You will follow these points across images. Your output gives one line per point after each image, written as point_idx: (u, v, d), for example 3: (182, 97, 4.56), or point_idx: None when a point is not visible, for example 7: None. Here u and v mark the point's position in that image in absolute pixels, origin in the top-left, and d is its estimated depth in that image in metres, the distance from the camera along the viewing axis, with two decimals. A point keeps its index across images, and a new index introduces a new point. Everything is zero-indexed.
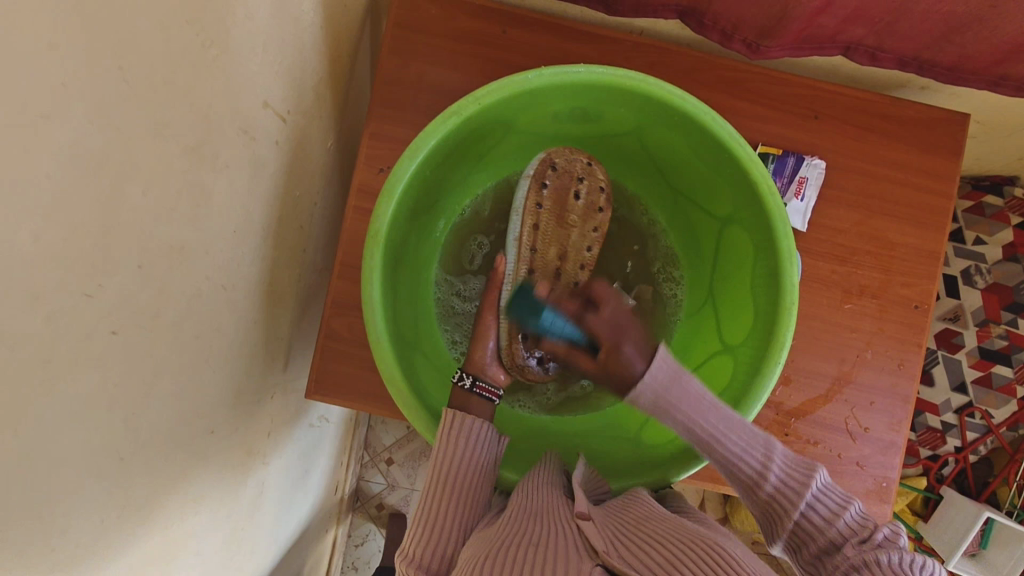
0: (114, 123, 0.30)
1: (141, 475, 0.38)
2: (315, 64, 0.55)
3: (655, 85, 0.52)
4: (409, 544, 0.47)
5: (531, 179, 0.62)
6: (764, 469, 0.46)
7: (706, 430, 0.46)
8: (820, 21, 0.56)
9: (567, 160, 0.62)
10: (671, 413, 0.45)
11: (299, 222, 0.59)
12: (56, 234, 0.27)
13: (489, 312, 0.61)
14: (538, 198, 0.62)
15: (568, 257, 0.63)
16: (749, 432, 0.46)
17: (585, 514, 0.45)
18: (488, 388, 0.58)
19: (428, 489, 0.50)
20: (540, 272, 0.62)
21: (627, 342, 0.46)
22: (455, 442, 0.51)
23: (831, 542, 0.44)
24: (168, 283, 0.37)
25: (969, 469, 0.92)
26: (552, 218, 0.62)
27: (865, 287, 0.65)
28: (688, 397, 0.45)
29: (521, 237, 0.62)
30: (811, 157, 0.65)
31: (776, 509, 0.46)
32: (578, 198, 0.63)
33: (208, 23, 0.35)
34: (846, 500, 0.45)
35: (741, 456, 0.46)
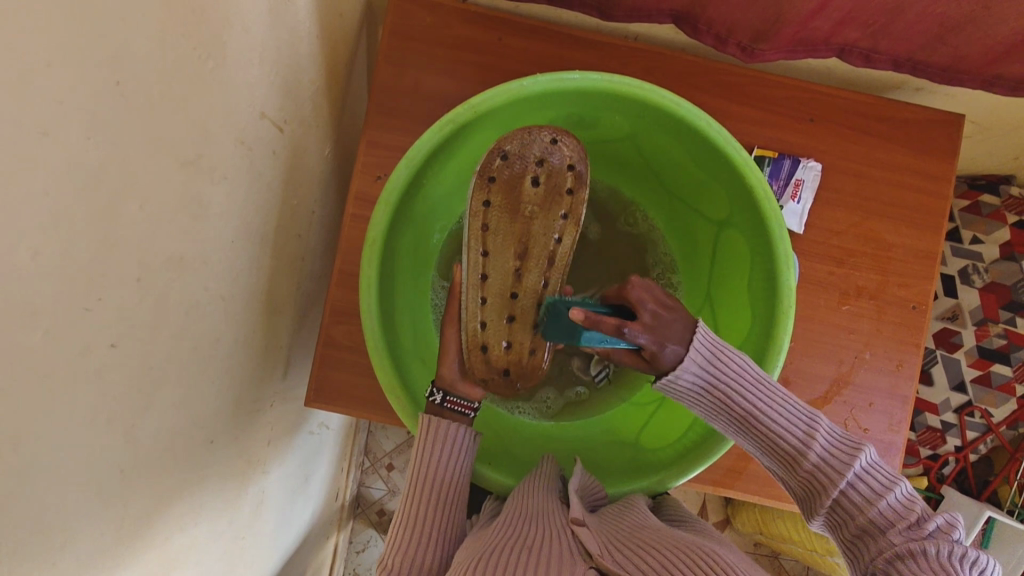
0: (113, 138, 0.30)
1: (143, 485, 0.38)
2: (311, 74, 0.55)
3: (649, 90, 0.52)
4: (388, 552, 0.49)
5: (476, 176, 0.54)
6: (807, 441, 0.47)
7: (741, 407, 0.49)
8: (813, 25, 0.56)
9: (520, 142, 0.53)
10: (718, 396, 0.49)
11: (296, 231, 0.59)
12: (53, 249, 0.27)
13: (448, 326, 0.56)
14: (483, 197, 0.53)
15: (531, 252, 0.54)
16: (794, 405, 0.48)
17: (580, 519, 0.45)
18: (461, 401, 0.56)
19: (407, 496, 0.51)
20: (495, 277, 0.54)
21: (671, 340, 0.47)
22: (428, 446, 0.51)
23: (868, 525, 0.45)
24: (166, 294, 0.37)
25: (970, 469, 0.93)
26: (503, 213, 0.53)
27: (862, 289, 0.65)
28: (734, 373, 0.48)
29: (469, 242, 0.54)
30: (807, 160, 0.65)
31: (815, 484, 0.47)
32: (534, 184, 0.53)
33: (204, 33, 0.36)
34: (893, 478, 0.45)
35: (785, 429, 0.48)
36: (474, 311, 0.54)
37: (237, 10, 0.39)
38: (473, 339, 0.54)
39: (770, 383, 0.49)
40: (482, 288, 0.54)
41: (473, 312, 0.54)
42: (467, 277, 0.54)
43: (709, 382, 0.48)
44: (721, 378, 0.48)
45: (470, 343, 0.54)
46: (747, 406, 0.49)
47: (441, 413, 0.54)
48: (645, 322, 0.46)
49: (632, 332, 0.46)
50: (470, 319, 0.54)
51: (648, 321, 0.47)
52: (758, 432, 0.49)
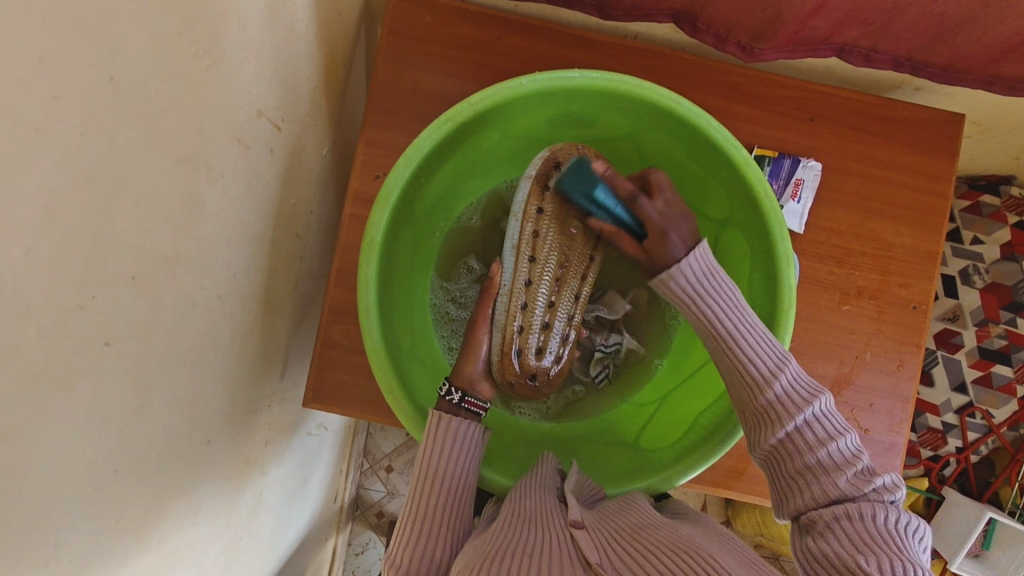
0: (107, 135, 0.30)
1: (138, 486, 0.38)
2: (309, 73, 0.55)
3: (649, 88, 0.52)
4: (395, 548, 0.46)
5: (531, 181, 0.58)
6: (773, 374, 0.48)
7: (722, 329, 0.50)
8: (813, 24, 0.56)
9: (573, 158, 0.59)
10: (694, 304, 0.52)
11: (295, 231, 0.58)
12: (46, 247, 0.27)
13: (482, 328, 0.59)
14: (539, 204, 0.58)
15: (568, 268, 0.62)
16: (769, 342, 0.49)
17: (579, 523, 0.44)
18: (477, 400, 0.56)
19: (414, 490, 0.50)
20: (537, 283, 0.60)
21: (674, 230, 0.56)
22: (438, 441, 0.51)
23: (812, 463, 0.45)
24: (163, 292, 0.37)
25: (971, 470, 0.92)
26: (553, 221, 0.59)
27: (863, 289, 0.65)
28: (717, 290, 0.52)
29: (521, 244, 0.58)
30: (807, 159, 0.65)
31: (768, 416, 0.47)
32: (580, 200, 0.60)
33: (201, 31, 0.35)
34: (846, 429, 0.46)
35: (754, 357, 0.48)
36: (514, 313, 0.59)
37: (235, 8, 0.39)
38: (510, 340, 0.59)
39: (742, 305, 0.51)
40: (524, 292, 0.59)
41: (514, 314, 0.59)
42: (515, 278, 0.59)
43: (698, 294, 0.52)
44: (705, 292, 0.52)
45: (507, 343, 0.59)
46: (722, 330, 0.50)
47: (456, 413, 0.54)
48: (621, 283, 0.50)
49: (644, 204, 0.58)
50: (511, 318, 0.59)
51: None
52: (729, 353, 0.49)
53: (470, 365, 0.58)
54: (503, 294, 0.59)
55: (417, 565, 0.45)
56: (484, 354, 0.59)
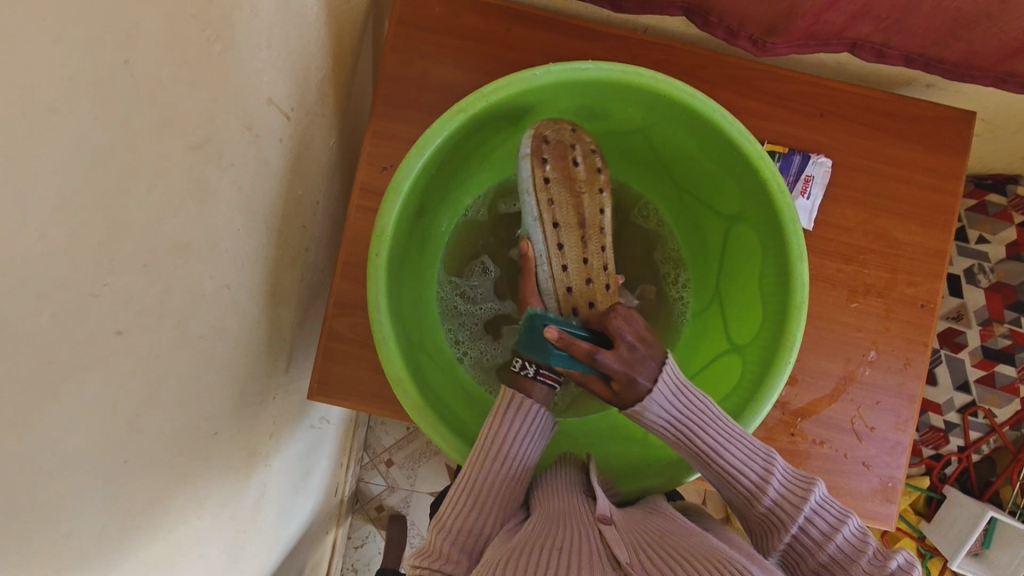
0: (123, 118, 0.29)
1: (145, 477, 0.37)
2: (318, 62, 0.54)
3: (665, 82, 0.51)
4: (446, 515, 0.49)
5: (529, 158, 0.55)
6: (764, 482, 0.50)
7: (702, 445, 0.51)
8: (827, 18, 0.56)
9: (554, 130, 0.56)
10: (687, 426, 0.51)
11: (301, 222, 0.58)
12: (59, 232, 0.26)
13: (532, 297, 0.59)
14: (543, 173, 0.55)
15: (590, 225, 0.58)
16: (748, 443, 0.51)
17: (607, 520, 0.45)
18: (550, 374, 0.56)
19: (472, 465, 0.51)
20: (569, 251, 0.57)
21: (640, 374, 0.50)
22: (512, 420, 0.52)
23: (827, 561, 0.47)
24: (173, 281, 0.36)
25: (972, 469, 0.92)
26: (562, 186, 0.56)
27: (871, 287, 0.65)
28: (690, 405, 0.51)
29: (541, 215, 0.56)
30: (817, 156, 0.65)
31: (773, 522, 0.49)
32: (577, 164, 0.57)
33: (213, 16, 0.35)
34: (845, 513, 0.49)
35: (741, 467, 0.50)
36: (560, 279, 0.57)
37: None
38: (564, 302, 0.58)
39: (718, 414, 0.51)
40: (561, 254, 0.57)
41: (561, 283, 0.57)
42: (547, 250, 0.57)
43: (676, 417, 0.51)
44: (687, 413, 0.51)
45: (562, 306, 0.58)
46: (707, 445, 0.51)
47: (529, 387, 0.56)
48: (621, 352, 0.51)
49: (605, 360, 0.50)
50: (557, 283, 0.58)
51: (623, 352, 0.51)
52: (715, 467, 0.51)
53: None
54: (542, 265, 0.58)
55: (464, 537, 0.48)
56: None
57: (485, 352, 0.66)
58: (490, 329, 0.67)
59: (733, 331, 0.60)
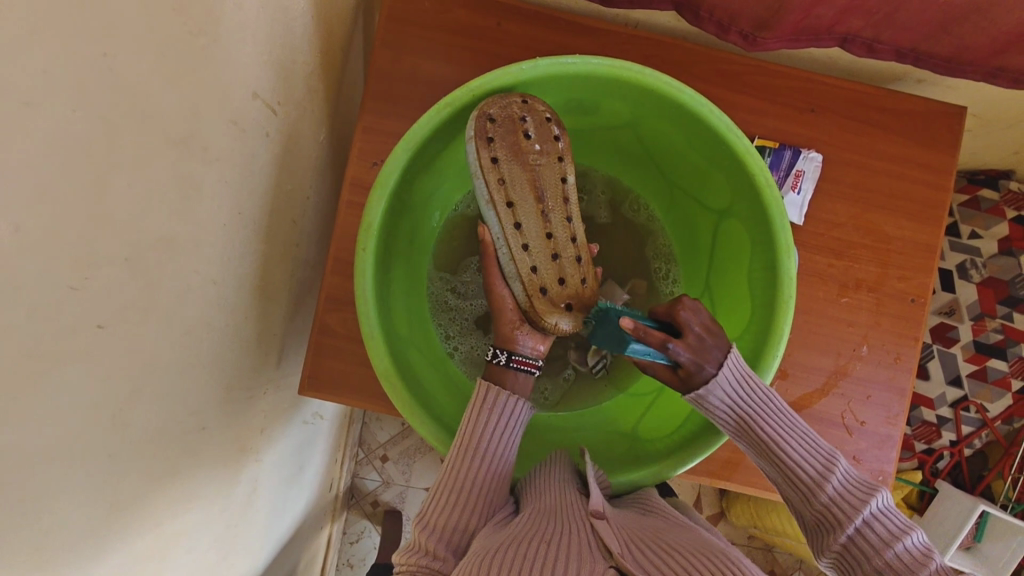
0: (103, 112, 0.29)
1: (129, 473, 0.37)
2: (307, 57, 0.54)
3: (652, 76, 0.51)
4: (429, 511, 0.49)
5: (474, 140, 0.51)
6: (822, 479, 0.50)
7: (764, 435, 0.51)
8: (817, 12, 0.55)
9: (502, 106, 0.51)
10: (749, 415, 0.51)
11: (291, 217, 0.58)
12: (37, 225, 0.26)
13: (496, 282, 0.54)
14: (490, 152, 0.51)
15: (547, 193, 0.53)
16: (812, 442, 0.51)
17: (600, 513, 0.45)
18: (526, 359, 0.56)
19: (451, 460, 0.51)
20: (533, 236, 0.53)
21: (710, 363, 0.51)
22: (485, 416, 0.52)
23: (884, 567, 0.47)
24: (156, 276, 0.36)
25: (964, 462, 0.93)
26: (512, 164, 0.52)
27: (861, 281, 0.65)
28: (756, 397, 0.51)
29: (493, 196, 0.51)
30: (807, 151, 0.65)
31: (829, 521, 0.49)
32: (529, 136, 0.52)
33: (196, 9, 0.35)
34: (908, 525, 0.48)
35: (799, 462, 0.51)
36: (522, 260, 0.53)
37: None
38: (530, 285, 0.53)
39: (786, 409, 0.52)
40: (521, 232, 0.52)
41: (522, 261, 0.52)
42: (504, 230, 0.52)
43: (739, 408, 0.51)
44: (750, 404, 0.51)
45: (529, 289, 0.53)
46: (768, 435, 0.51)
47: (504, 375, 0.55)
48: (690, 342, 0.50)
49: (676, 349, 0.50)
50: (521, 267, 0.53)
51: (692, 343, 0.50)
52: (777, 460, 0.51)
53: (503, 322, 0.55)
54: (502, 248, 0.53)
55: (448, 533, 0.48)
56: (513, 306, 0.55)
57: (476, 347, 0.66)
58: (481, 324, 0.67)
59: (723, 325, 0.60)
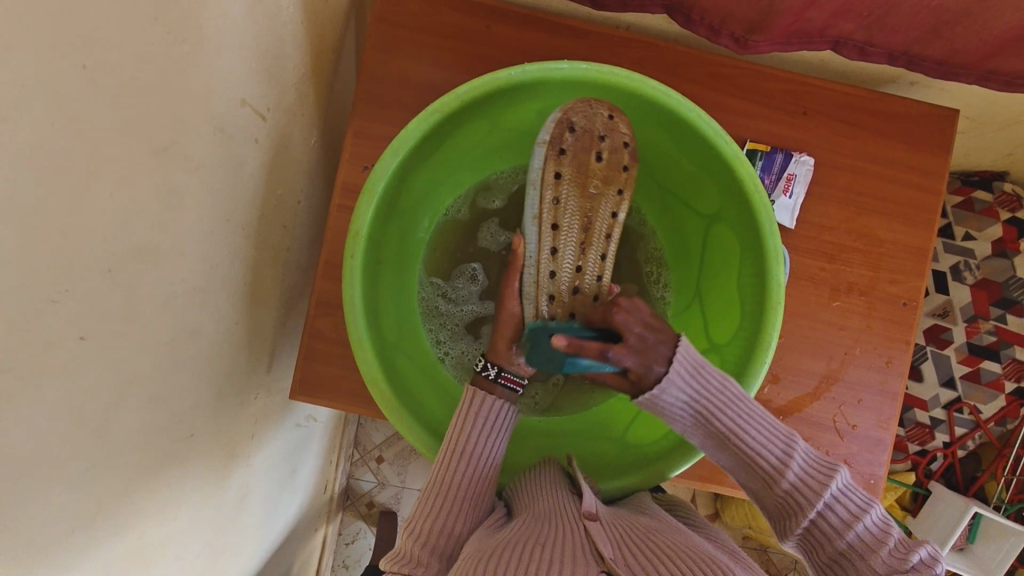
0: (81, 124, 0.29)
1: (115, 481, 0.37)
2: (296, 61, 0.54)
3: (640, 81, 0.51)
4: (416, 518, 0.49)
5: (545, 146, 0.53)
6: (784, 463, 0.49)
7: (722, 423, 0.50)
8: (808, 16, 0.55)
9: (586, 116, 0.54)
10: (704, 403, 0.50)
11: (281, 221, 0.58)
12: (17, 237, 0.26)
13: (510, 298, 0.56)
14: (557, 166, 0.53)
15: (592, 230, 0.56)
16: (770, 424, 0.50)
17: (592, 515, 0.46)
18: (514, 377, 0.57)
19: (437, 466, 0.51)
20: (564, 270, 0.55)
21: (657, 361, 0.50)
22: (472, 418, 0.53)
23: (845, 549, 0.46)
24: (140, 285, 0.36)
25: (957, 465, 0.93)
26: (574, 185, 0.54)
27: (853, 285, 0.65)
28: (711, 385, 0.50)
29: (542, 213, 0.54)
30: (800, 154, 0.65)
31: (792, 505, 0.48)
32: (600, 158, 0.54)
33: (180, 17, 0.35)
34: (869, 503, 0.47)
35: (761, 447, 0.50)
36: (544, 284, 0.55)
37: None
38: (548, 308, 0.56)
39: (744, 398, 0.50)
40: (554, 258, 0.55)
41: (545, 285, 0.55)
42: (538, 253, 0.55)
43: (693, 396, 0.50)
44: (704, 393, 0.50)
45: (542, 312, 0.56)
46: (727, 424, 0.50)
47: (492, 388, 0.55)
48: (631, 345, 0.50)
49: (618, 355, 0.50)
50: (541, 288, 0.55)
51: (634, 344, 0.50)
52: (734, 450, 0.50)
53: (500, 340, 0.57)
54: (529, 266, 0.56)
55: (435, 538, 0.48)
56: (517, 323, 0.57)
57: (466, 352, 0.66)
58: (471, 329, 0.67)
59: (713, 330, 0.60)
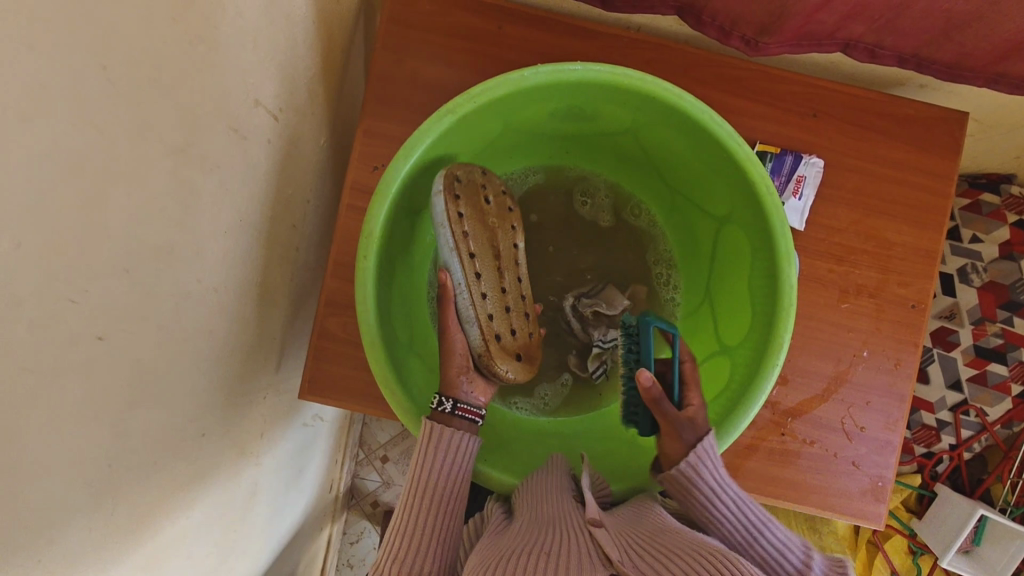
0: (100, 125, 0.29)
1: (129, 481, 0.37)
2: (307, 62, 0.54)
3: (652, 83, 0.51)
4: (383, 560, 0.49)
5: (443, 194, 0.54)
6: (806, 566, 0.47)
7: (737, 520, 0.50)
8: (819, 18, 0.55)
9: (466, 171, 0.57)
10: (715, 493, 0.50)
11: (292, 221, 0.58)
12: (37, 237, 0.26)
13: (453, 326, 0.56)
14: (458, 208, 0.55)
15: (502, 255, 0.59)
16: (788, 534, 0.49)
17: (597, 521, 0.45)
18: (471, 406, 0.56)
19: (406, 503, 0.51)
20: (494, 297, 0.58)
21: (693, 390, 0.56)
22: (428, 454, 0.52)
23: None
24: (155, 286, 0.36)
25: (963, 467, 0.92)
26: (475, 222, 0.57)
27: (862, 287, 0.65)
28: (723, 477, 0.51)
29: (458, 244, 0.54)
30: (809, 156, 0.65)
31: None
32: (488, 201, 0.59)
33: (196, 19, 0.35)
34: None
35: (780, 552, 0.48)
36: (481, 307, 0.56)
37: None
38: (488, 330, 0.56)
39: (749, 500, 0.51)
40: (479, 283, 0.56)
41: (483, 308, 0.56)
42: (468, 280, 0.55)
43: (709, 484, 0.50)
44: (716, 484, 0.51)
45: (485, 333, 0.56)
46: (739, 519, 0.50)
47: (449, 420, 0.54)
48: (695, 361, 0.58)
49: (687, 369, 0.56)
50: (479, 310, 0.56)
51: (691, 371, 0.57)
52: (754, 547, 0.49)
53: (452, 366, 0.56)
54: (462, 294, 0.55)
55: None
56: (464, 349, 0.56)
57: None
58: None
59: (723, 333, 0.60)
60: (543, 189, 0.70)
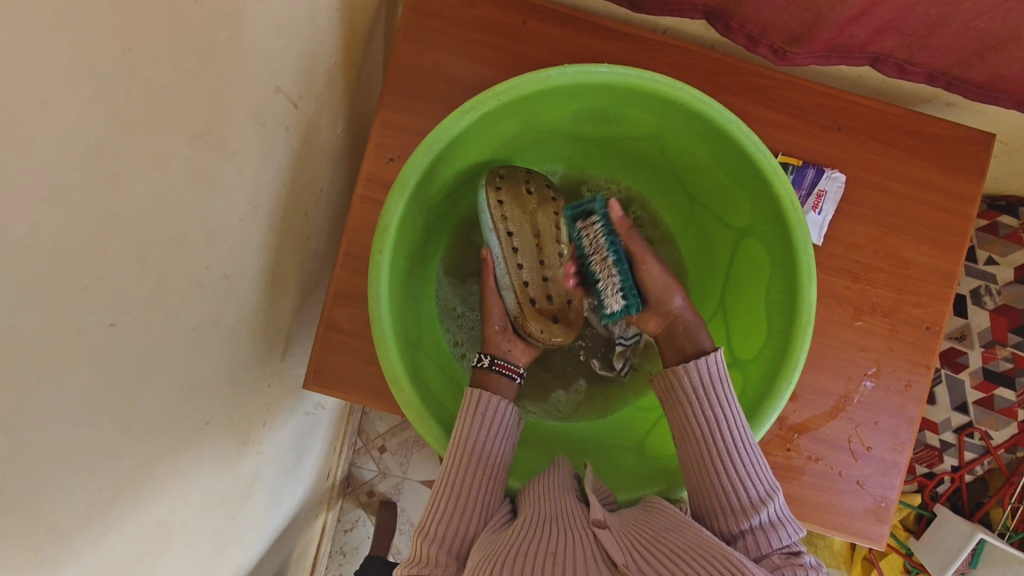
0: (120, 107, 0.28)
1: (133, 469, 0.37)
2: (329, 48, 0.53)
3: (681, 90, 0.50)
4: (428, 521, 0.48)
5: (485, 188, 0.60)
6: (757, 503, 0.49)
7: (719, 439, 0.51)
8: (851, 30, 0.54)
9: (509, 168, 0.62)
10: (711, 405, 0.52)
11: (305, 210, 0.57)
12: (51, 223, 0.25)
13: (491, 291, 0.62)
14: (498, 198, 0.60)
15: (542, 235, 0.63)
16: (762, 469, 0.50)
17: (602, 523, 0.44)
18: (507, 364, 0.60)
19: (448, 467, 0.51)
20: (529, 265, 0.62)
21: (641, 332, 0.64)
22: (477, 421, 0.52)
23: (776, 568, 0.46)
24: (168, 273, 0.35)
25: (964, 489, 0.91)
26: (516, 206, 0.61)
27: (876, 306, 0.64)
28: (725, 398, 0.52)
29: (496, 226, 0.60)
30: (831, 170, 0.64)
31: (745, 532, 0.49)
32: (530, 190, 0.62)
33: (221, 3, 0.34)
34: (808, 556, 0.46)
35: (744, 480, 0.50)
36: (517, 274, 0.61)
37: None
38: (521, 295, 0.61)
39: (750, 435, 0.51)
40: (517, 257, 0.61)
41: (517, 276, 0.61)
42: (504, 253, 0.61)
43: (705, 399, 0.53)
44: (716, 402, 0.52)
45: (520, 297, 0.61)
46: (722, 438, 0.51)
47: (487, 377, 0.58)
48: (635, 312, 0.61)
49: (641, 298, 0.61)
50: (514, 278, 0.61)
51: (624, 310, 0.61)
52: (721, 466, 0.50)
53: (488, 324, 0.61)
54: (500, 265, 0.61)
55: (450, 540, 0.47)
56: (501, 312, 0.62)
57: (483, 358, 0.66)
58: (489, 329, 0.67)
59: (737, 347, 0.60)
60: (559, 189, 0.69)
